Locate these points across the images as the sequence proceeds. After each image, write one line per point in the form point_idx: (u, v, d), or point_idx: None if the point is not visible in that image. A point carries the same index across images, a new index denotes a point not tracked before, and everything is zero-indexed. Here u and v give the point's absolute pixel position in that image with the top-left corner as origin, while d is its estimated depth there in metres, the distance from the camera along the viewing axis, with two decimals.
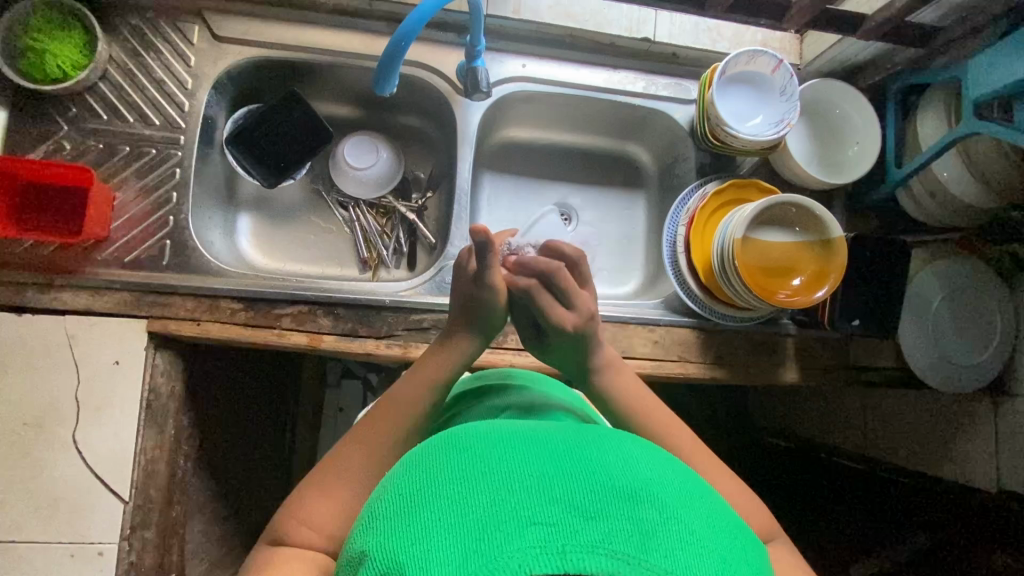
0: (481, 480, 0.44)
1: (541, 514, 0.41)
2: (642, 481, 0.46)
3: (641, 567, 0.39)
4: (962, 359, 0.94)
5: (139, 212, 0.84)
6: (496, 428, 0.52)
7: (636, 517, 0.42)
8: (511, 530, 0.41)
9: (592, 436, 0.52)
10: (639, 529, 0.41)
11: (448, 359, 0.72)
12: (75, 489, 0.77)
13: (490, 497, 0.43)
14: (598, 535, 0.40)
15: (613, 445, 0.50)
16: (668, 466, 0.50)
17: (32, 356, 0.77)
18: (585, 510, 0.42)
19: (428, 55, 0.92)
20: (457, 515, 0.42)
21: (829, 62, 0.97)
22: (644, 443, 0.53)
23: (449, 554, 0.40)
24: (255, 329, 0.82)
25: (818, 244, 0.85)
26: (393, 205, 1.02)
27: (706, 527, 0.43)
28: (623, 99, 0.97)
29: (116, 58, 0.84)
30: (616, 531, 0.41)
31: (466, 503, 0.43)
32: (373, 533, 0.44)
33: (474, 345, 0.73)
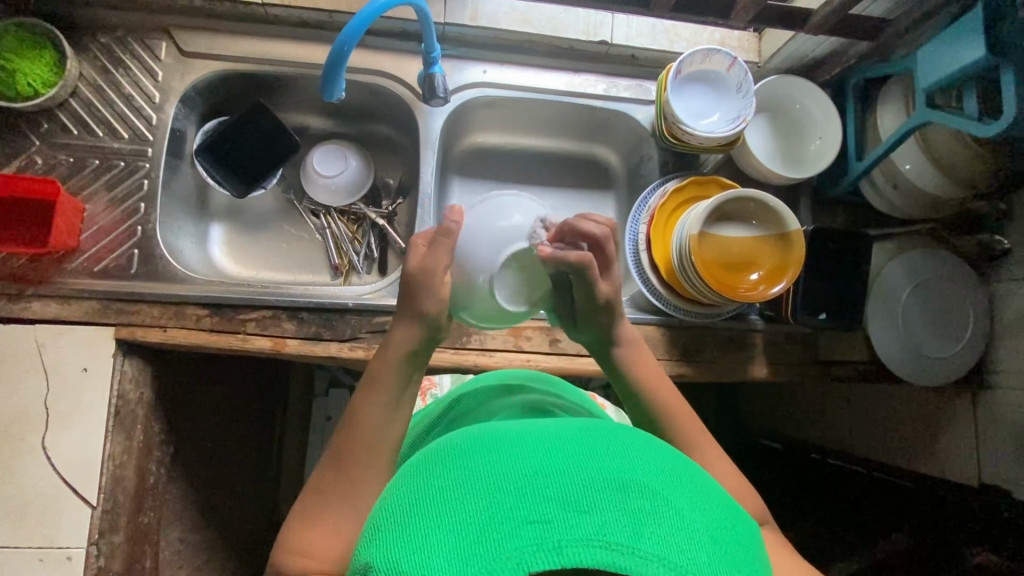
0: (477, 487, 0.48)
1: (535, 512, 0.45)
2: (631, 470, 0.49)
3: (634, 556, 0.43)
4: (935, 351, 0.93)
5: (108, 222, 0.86)
6: (490, 436, 0.55)
7: (627, 508, 0.45)
8: (508, 531, 0.44)
9: (583, 431, 0.55)
10: (631, 518, 0.44)
11: (394, 351, 0.68)
12: (43, 495, 0.78)
13: (486, 502, 0.46)
14: (592, 527, 0.44)
15: (602, 439, 0.53)
16: (659, 456, 0.53)
17: (2, 364, 0.79)
18: (577, 504, 0.45)
19: (390, 64, 0.94)
20: (458, 521, 0.45)
21: (787, 59, 0.97)
22: (633, 435, 0.56)
23: (452, 558, 0.43)
24: (220, 334, 0.84)
25: (776, 238, 0.85)
26: (362, 212, 1.04)
27: (696, 512, 0.47)
28: (585, 101, 0.99)
29: (86, 75, 0.88)
30: (609, 522, 0.44)
31: (464, 509, 0.46)
32: (378, 543, 0.48)
33: (418, 332, 0.68)
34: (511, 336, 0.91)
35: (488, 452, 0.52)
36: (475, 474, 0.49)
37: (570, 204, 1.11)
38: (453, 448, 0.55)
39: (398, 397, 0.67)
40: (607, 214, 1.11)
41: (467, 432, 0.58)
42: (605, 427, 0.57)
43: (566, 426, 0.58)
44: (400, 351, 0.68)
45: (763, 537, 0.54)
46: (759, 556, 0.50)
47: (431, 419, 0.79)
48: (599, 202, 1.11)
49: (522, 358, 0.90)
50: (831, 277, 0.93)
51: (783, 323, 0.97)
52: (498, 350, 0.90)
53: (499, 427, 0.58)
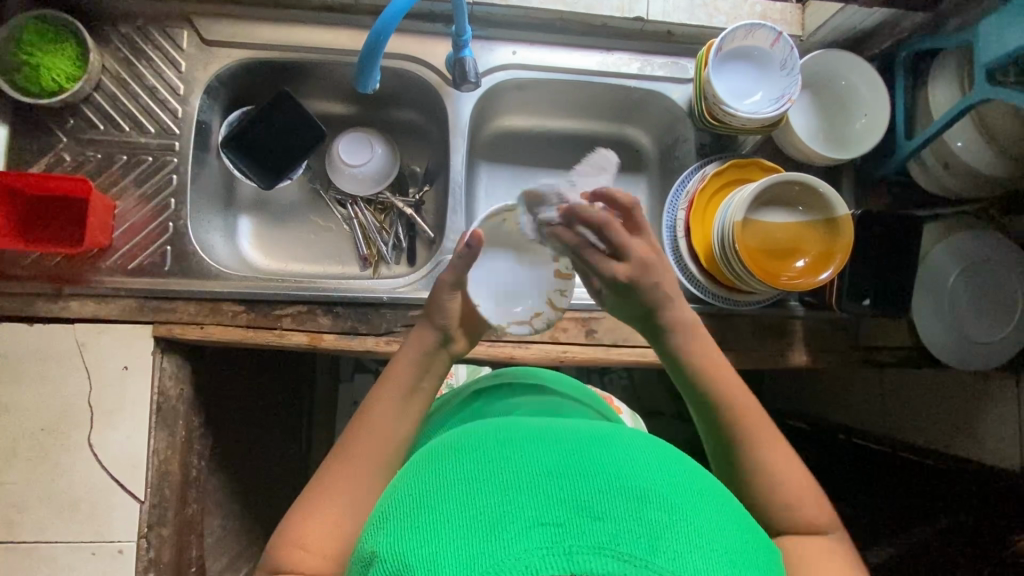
0: (488, 483, 0.47)
1: (548, 515, 0.44)
2: (649, 479, 0.48)
3: (646, 568, 0.42)
4: (981, 337, 0.90)
5: (139, 219, 0.85)
6: (507, 430, 0.55)
7: (644, 518, 0.44)
8: (518, 531, 0.43)
9: (600, 434, 0.55)
10: (647, 531, 0.44)
11: (412, 359, 0.69)
12: (93, 492, 0.79)
13: (498, 499, 0.46)
14: (606, 536, 0.43)
15: (620, 443, 0.53)
16: (677, 463, 0.52)
17: (47, 364, 0.79)
18: (592, 511, 0.45)
19: (417, 48, 0.91)
20: (466, 518, 0.45)
21: (832, 31, 0.92)
22: (651, 440, 0.55)
23: (456, 553, 0.43)
24: (256, 330, 0.84)
25: (822, 222, 0.82)
26: (390, 200, 1.02)
27: (712, 526, 0.46)
28: (618, 81, 0.95)
29: (110, 68, 0.86)
30: (623, 533, 0.43)
31: (474, 505, 0.46)
32: (385, 532, 0.47)
33: (438, 338, 0.70)
34: (546, 327, 0.90)
35: (501, 448, 0.51)
36: (488, 470, 0.49)
37: None
38: (467, 441, 0.54)
39: (406, 407, 0.67)
40: (638, 198, 1.08)
41: (482, 426, 0.58)
42: (625, 431, 0.57)
43: (585, 425, 0.57)
44: (419, 353, 0.69)
45: (782, 557, 0.52)
46: (773, 571, 0.49)
47: (453, 409, 0.77)
48: (630, 185, 1.08)
49: (557, 350, 0.89)
50: (875, 261, 0.90)
51: (824, 309, 0.94)
52: (533, 341, 0.89)
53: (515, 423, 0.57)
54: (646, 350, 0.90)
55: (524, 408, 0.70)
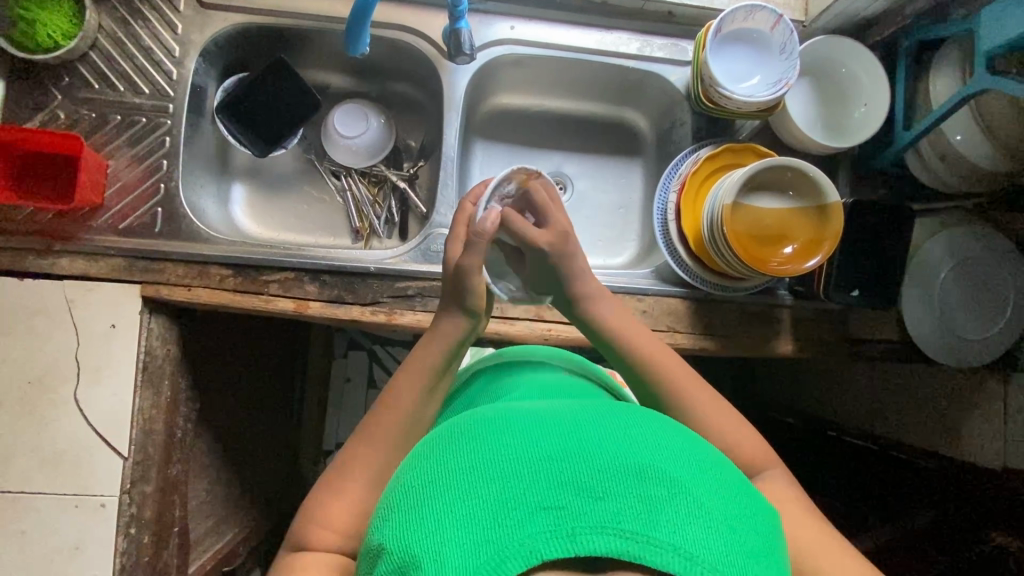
0: (489, 469, 0.48)
1: (549, 499, 0.44)
2: (647, 455, 0.48)
3: (650, 545, 0.42)
4: (970, 334, 0.90)
5: (131, 179, 0.86)
6: (506, 416, 0.55)
7: (644, 495, 0.44)
8: (520, 518, 0.44)
9: (597, 412, 0.55)
10: (648, 507, 0.44)
11: (442, 343, 0.71)
12: (78, 446, 0.81)
13: (499, 486, 0.46)
14: (607, 515, 0.43)
15: (618, 423, 0.53)
16: (676, 440, 0.52)
17: (35, 318, 0.80)
18: (592, 491, 0.45)
19: (414, 19, 0.90)
20: (469, 507, 0.45)
21: (835, 17, 0.91)
22: (650, 418, 0.55)
23: (462, 543, 0.43)
24: (242, 294, 0.84)
25: (814, 209, 0.82)
26: (384, 174, 1.02)
27: (713, 501, 0.46)
28: (616, 61, 0.94)
29: (106, 27, 0.86)
30: (625, 511, 0.43)
31: (478, 494, 0.46)
32: (392, 526, 0.48)
33: (468, 323, 0.72)
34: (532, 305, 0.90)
35: (501, 435, 0.51)
36: (488, 457, 0.49)
37: (596, 170, 1.07)
38: (467, 428, 0.54)
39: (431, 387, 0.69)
40: (633, 182, 1.08)
41: (481, 412, 0.58)
42: (621, 408, 0.57)
43: (582, 405, 0.57)
44: (452, 336, 0.71)
45: (783, 523, 0.53)
46: (775, 542, 0.50)
47: (462, 386, 0.78)
48: (626, 168, 1.08)
49: (543, 328, 0.89)
50: (866, 252, 0.89)
51: (813, 299, 0.94)
52: (518, 318, 0.90)
53: (512, 407, 0.57)
54: None
55: (523, 386, 0.70)
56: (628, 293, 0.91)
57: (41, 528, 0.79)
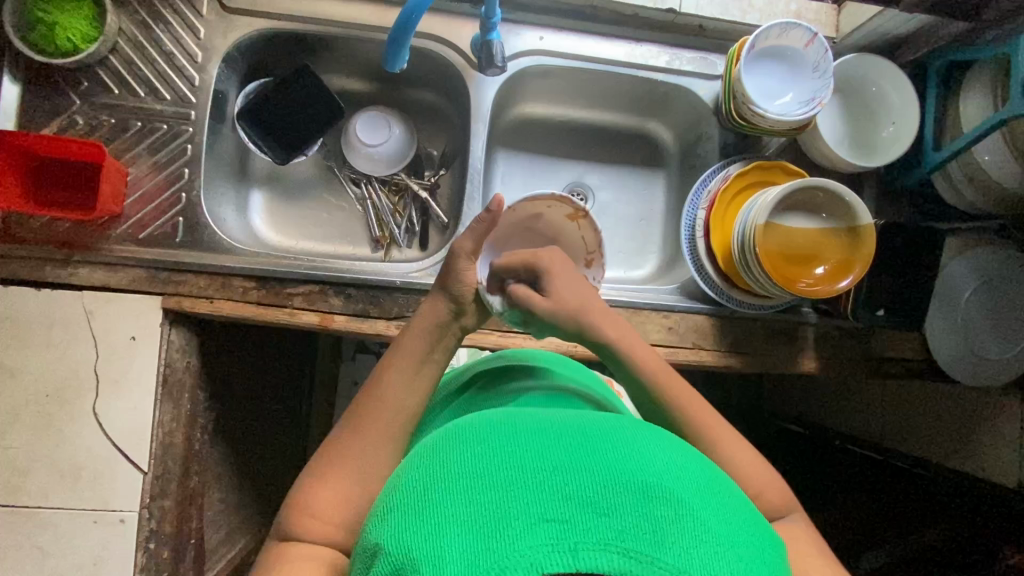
0: (494, 476, 0.47)
1: (554, 511, 0.43)
2: (655, 473, 0.47)
3: (653, 565, 0.41)
4: (992, 355, 0.90)
5: (152, 187, 0.84)
6: (512, 421, 0.54)
7: (650, 514, 0.44)
8: (523, 528, 0.43)
9: (605, 425, 0.54)
10: (653, 526, 0.43)
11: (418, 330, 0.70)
12: (97, 460, 0.79)
13: (503, 493, 0.45)
14: (611, 533, 0.42)
15: (627, 438, 0.52)
16: (685, 459, 0.51)
17: (54, 330, 0.78)
18: (597, 506, 0.44)
19: (442, 28, 0.88)
20: (470, 512, 0.44)
21: (867, 35, 0.90)
22: (659, 435, 0.54)
23: (461, 549, 0.42)
24: (265, 307, 0.83)
25: (846, 231, 0.81)
26: (405, 183, 1.00)
27: (721, 524, 0.45)
28: (644, 74, 0.93)
29: (127, 30, 0.83)
30: (630, 529, 0.43)
31: (479, 499, 0.45)
32: (389, 526, 0.47)
33: (450, 308, 0.71)
34: None
35: (506, 441, 0.50)
36: (492, 462, 0.48)
37: (618, 181, 1.06)
38: (471, 431, 0.53)
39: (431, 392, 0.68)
40: (655, 193, 1.07)
41: (486, 416, 0.57)
42: (629, 422, 0.56)
43: (589, 416, 0.56)
44: (431, 323, 0.70)
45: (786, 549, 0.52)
46: (779, 569, 0.48)
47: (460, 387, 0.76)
48: (648, 179, 1.07)
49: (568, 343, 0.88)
50: (892, 272, 0.89)
51: (837, 318, 0.93)
52: (543, 333, 0.88)
53: (518, 413, 0.56)
54: (656, 348, 0.89)
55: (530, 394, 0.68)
56: (654, 309, 0.90)
57: (59, 543, 0.78)
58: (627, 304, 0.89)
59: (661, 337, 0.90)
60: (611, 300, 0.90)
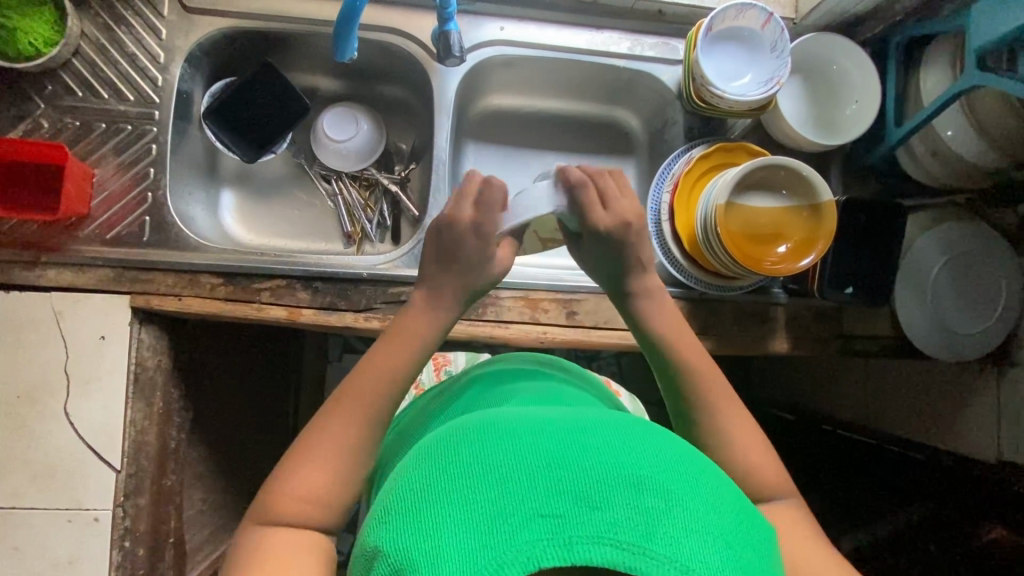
0: (487, 473, 0.46)
1: (547, 506, 0.43)
2: (647, 464, 0.46)
3: (644, 557, 0.41)
4: (961, 328, 0.90)
5: (118, 188, 0.84)
6: (507, 418, 0.53)
7: (642, 505, 0.43)
8: (518, 524, 0.42)
9: (598, 419, 0.53)
10: (644, 518, 0.43)
11: (428, 325, 0.68)
12: (70, 459, 0.80)
13: (498, 490, 0.44)
14: (603, 526, 0.42)
15: (620, 429, 0.51)
16: (678, 449, 0.50)
17: (23, 332, 0.79)
18: (590, 500, 0.43)
19: (403, 21, 0.89)
20: (466, 510, 0.44)
21: (825, 14, 0.91)
22: (650, 426, 0.53)
23: (457, 547, 0.42)
24: (233, 304, 0.83)
25: (807, 209, 0.82)
26: (375, 177, 1.01)
27: (711, 512, 0.45)
28: (606, 61, 0.94)
29: (89, 33, 0.84)
30: (621, 521, 0.42)
31: (475, 499, 0.44)
32: (387, 525, 0.47)
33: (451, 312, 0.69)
34: (526, 307, 0.89)
35: (501, 436, 0.49)
36: (487, 459, 0.47)
37: None
38: (465, 429, 0.52)
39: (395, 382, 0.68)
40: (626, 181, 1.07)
41: (480, 414, 0.56)
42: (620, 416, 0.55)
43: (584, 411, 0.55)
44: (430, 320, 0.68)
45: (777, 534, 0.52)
46: (771, 555, 0.48)
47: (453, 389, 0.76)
48: (619, 168, 1.07)
49: (538, 331, 0.88)
50: (859, 250, 0.89)
51: (808, 297, 0.94)
52: (513, 322, 0.88)
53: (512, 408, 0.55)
54: (627, 333, 0.89)
55: (522, 395, 0.67)
56: None
57: (33, 543, 0.78)
58: (596, 290, 0.90)
59: None
60: (579, 286, 0.90)
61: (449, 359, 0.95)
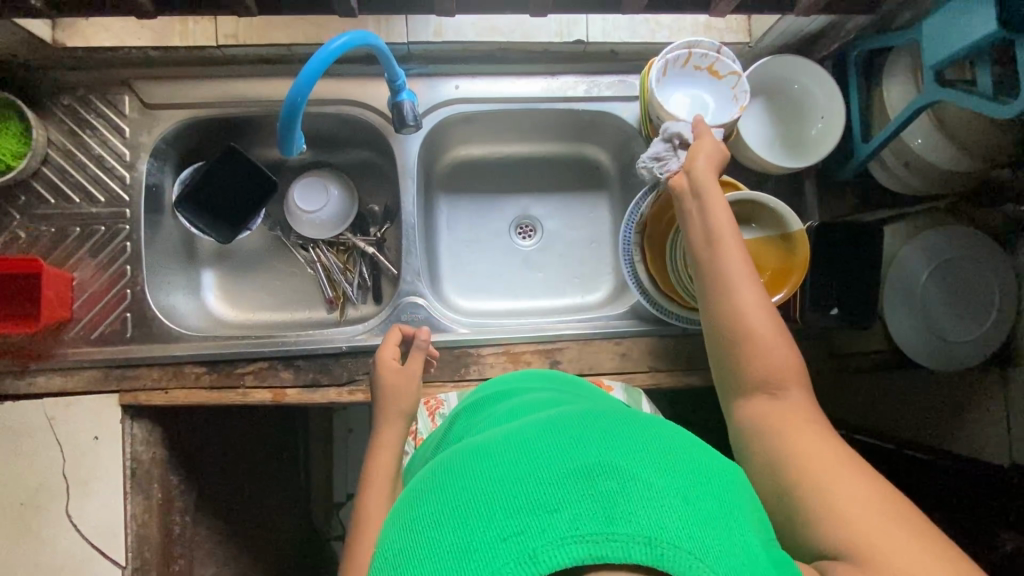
0: (448, 516, 0.43)
1: (506, 526, 0.40)
2: (595, 451, 0.44)
3: (610, 543, 0.38)
4: (956, 337, 0.88)
5: (98, 288, 0.86)
6: (462, 454, 0.51)
7: (597, 491, 0.41)
8: (482, 555, 0.39)
9: (545, 422, 0.51)
10: (602, 503, 0.40)
11: (388, 454, 0.69)
12: (74, 559, 0.81)
13: (458, 531, 0.42)
14: (564, 525, 0.39)
15: (565, 425, 0.49)
16: (630, 424, 0.49)
17: (19, 440, 0.81)
18: (545, 505, 0.41)
19: (360, 92, 0.90)
20: (433, 560, 0.41)
21: (780, 35, 0.89)
22: (601, 413, 0.51)
23: None
24: (219, 391, 0.84)
25: (778, 238, 0.80)
26: (351, 242, 1.01)
27: (668, 476, 0.43)
28: (566, 106, 0.93)
29: (55, 140, 0.86)
30: (581, 513, 0.40)
31: (439, 542, 0.42)
32: None
33: (407, 421, 0.73)
34: (509, 362, 0.89)
35: (456, 474, 0.48)
36: (447, 503, 0.45)
37: (564, 209, 1.07)
38: (428, 480, 0.50)
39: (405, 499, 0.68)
40: (602, 215, 1.06)
41: (439, 459, 0.54)
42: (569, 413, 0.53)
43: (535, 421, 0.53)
44: (394, 439, 0.70)
45: (754, 484, 0.50)
46: (750, 512, 0.45)
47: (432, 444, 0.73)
48: (593, 203, 1.07)
49: None
50: (839, 270, 0.87)
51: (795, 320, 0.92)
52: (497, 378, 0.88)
53: (468, 443, 0.54)
54: (613, 377, 0.89)
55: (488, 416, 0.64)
56: (605, 338, 0.90)
57: None
58: (576, 337, 0.90)
59: (616, 365, 0.89)
60: (560, 334, 0.90)
61: (442, 400, 0.85)
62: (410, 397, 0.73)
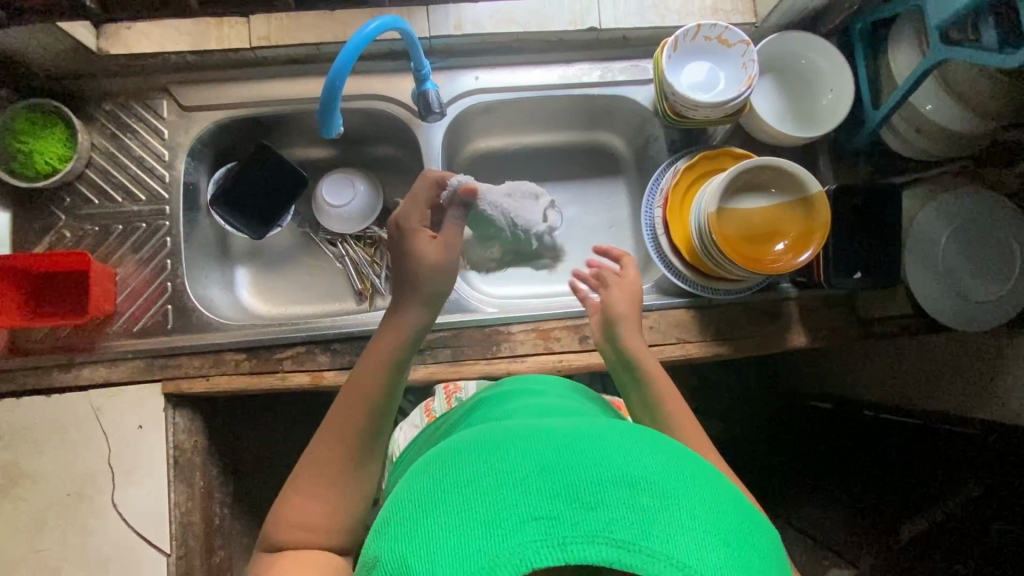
0: (484, 479, 0.46)
1: (542, 508, 0.42)
2: (643, 467, 0.46)
3: (639, 554, 0.41)
4: (981, 296, 0.89)
5: (139, 282, 0.89)
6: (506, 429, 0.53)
7: (636, 505, 0.43)
8: (513, 525, 0.42)
9: (596, 427, 0.52)
10: (639, 516, 0.42)
11: (397, 335, 0.69)
12: (121, 548, 0.81)
13: (494, 497, 0.44)
14: (598, 524, 0.42)
15: (615, 436, 0.50)
16: (679, 452, 0.50)
17: (66, 430, 0.83)
18: (585, 500, 0.43)
19: (384, 87, 0.95)
20: (462, 516, 0.43)
21: (785, 14, 0.93)
22: (646, 431, 0.53)
23: (457, 550, 0.42)
24: (259, 376, 0.87)
25: (799, 203, 0.83)
26: (378, 234, 1.04)
27: (710, 511, 0.44)
28: (581, 92, 0.97)
29: (98, 144, 0.91)
30: (617, 520, 0.42)
31: (471, 502, 0.44)
32: (387, 536, 0.46)
33: (426, 314, 0.71)
34: (539, 338, 0.90)
35: (498, 444, 0.49)
36: (485, 466, 0.47)
37: (582, 194, 1.09)
38: (467, 442, 0.52)
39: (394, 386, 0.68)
40: (619, 199, 1.09)
41: (478, 430, 0.55)
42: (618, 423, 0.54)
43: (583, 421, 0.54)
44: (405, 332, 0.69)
45: (780, 535, 0.51)
46: (773, 555, 0.47)
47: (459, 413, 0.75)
48: (609, 188, 1.10)
49: (554, 359, 0.90)
50: (859, 236, 0.89)
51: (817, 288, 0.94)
52: (528, 354, 0.90)
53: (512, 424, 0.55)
54: None
55: (521, 410, 0.66)
56: None
57: None
58: None
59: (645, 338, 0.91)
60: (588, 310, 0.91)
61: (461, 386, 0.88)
62: (441, 272, 0.71)
